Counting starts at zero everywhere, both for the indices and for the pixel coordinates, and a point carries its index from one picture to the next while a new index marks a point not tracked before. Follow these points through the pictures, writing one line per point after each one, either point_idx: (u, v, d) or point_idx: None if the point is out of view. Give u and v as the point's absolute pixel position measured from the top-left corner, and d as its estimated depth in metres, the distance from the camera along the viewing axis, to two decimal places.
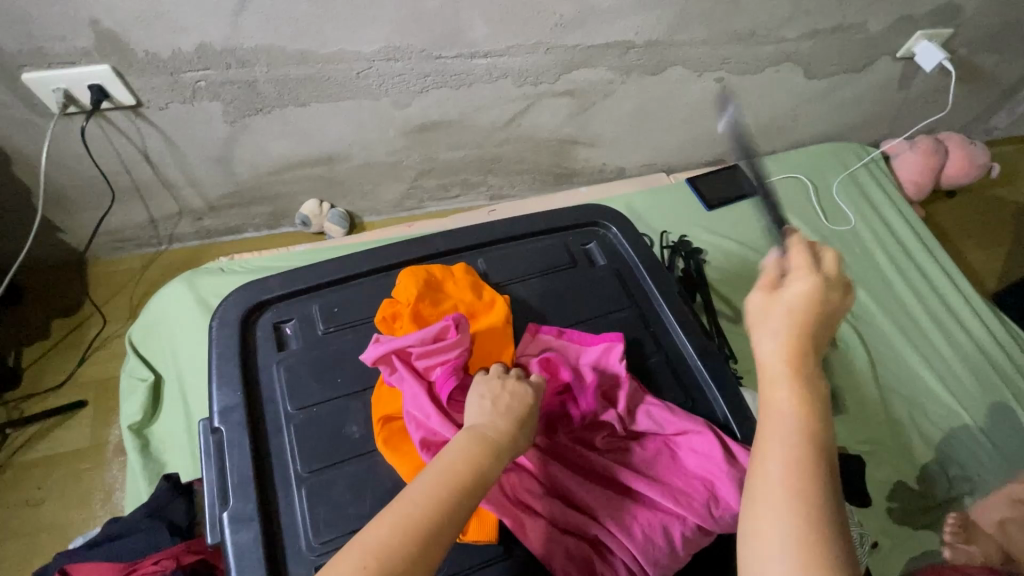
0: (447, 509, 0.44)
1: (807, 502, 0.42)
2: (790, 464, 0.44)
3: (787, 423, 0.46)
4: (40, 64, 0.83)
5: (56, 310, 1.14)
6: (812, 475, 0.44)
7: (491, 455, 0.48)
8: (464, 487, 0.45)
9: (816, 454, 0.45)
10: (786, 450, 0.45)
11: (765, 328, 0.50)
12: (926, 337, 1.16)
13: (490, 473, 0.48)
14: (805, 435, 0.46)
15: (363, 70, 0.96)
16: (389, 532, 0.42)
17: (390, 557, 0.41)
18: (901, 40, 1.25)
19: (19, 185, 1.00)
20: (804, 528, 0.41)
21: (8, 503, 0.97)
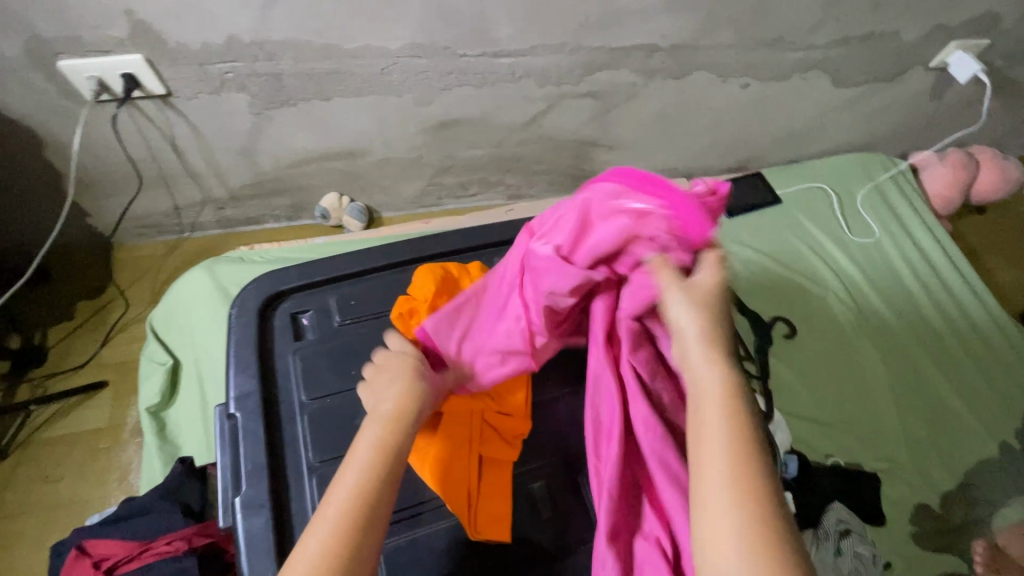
0: (370, 489, 0.48)
1: (744, 459, 0.45)
2: (720, 417, 0.48)
3: (710, 392, 0.49)
4: (75, 52, 0.85)
5: (80, 292, 1.16)
6: (744, 433, 0.47)
7: (395, 428, 0.53)
8: (385, 467, 0.50)
9: (742, 415, 0.48)
10: (718, 416, 0.48)
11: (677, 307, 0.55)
12: (948, 355, 1.13)
13: (398, 443, 0.52)
14: (729, 400, 0.49)
15: (387, 66, 0.97)
16: (329, 531, 0.45)
17: (338, 549, 0.44)
18: (935, 50, 1.22)
19: (50, 169, 1.02)
20: (742, 483, 0.43)
21: (29, 479, 1.00)
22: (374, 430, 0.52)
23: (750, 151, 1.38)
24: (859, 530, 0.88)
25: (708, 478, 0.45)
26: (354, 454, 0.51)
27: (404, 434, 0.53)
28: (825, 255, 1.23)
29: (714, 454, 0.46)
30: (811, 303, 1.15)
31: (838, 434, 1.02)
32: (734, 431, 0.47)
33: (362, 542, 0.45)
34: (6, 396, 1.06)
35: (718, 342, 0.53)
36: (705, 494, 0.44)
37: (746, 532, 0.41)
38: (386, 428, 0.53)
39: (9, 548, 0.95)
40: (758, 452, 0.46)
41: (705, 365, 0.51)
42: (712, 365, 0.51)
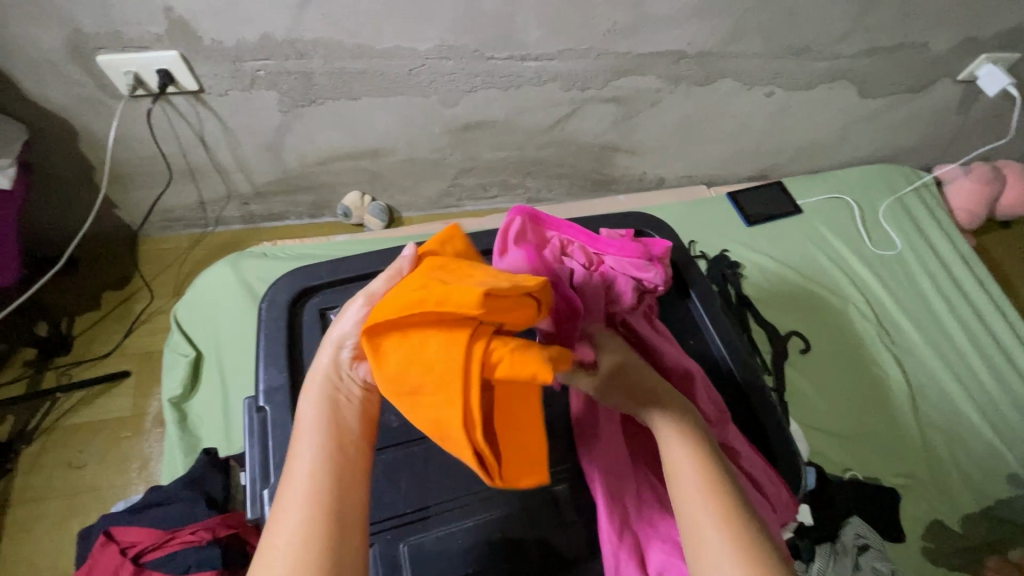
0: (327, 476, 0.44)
1: (722, 495, 0.47)
2: (685, 450, 0.51)
3: (666, 422, 0.53)
4: (114, 47, 0.87)
5: (107, 283, 1.18)
6: (716, 468, 0.50)
7: (337, 401, 0.49)
8: (340, 448, 0.46)
9: (709, 451, 0.51)
10: (684, 459, 0.50)
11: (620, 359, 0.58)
12: (970, 371, 1.12)
13: (343, 418, 0.48)
14: (694, 438, 0.52)
15: (415, 67, 0.98)
16: (298, 521, 0.42)
17: (313, 538, 0.41)
18: (964, 63, 1.20)
19: (84, 161, 1.05)
20: (722, 509, 0.46)
21: (54, 464, 1.02)
22: (310, 406, 0.48)
23: (772, 160, 1.37)
24: (878, 546, 0.86)
25: (693, 521, 0.47)
26: (298, 437, 0.47)
27: (343, 411, 0.48)
28: (846, 267, 1.22)
29: (694, 497, 0.47)
30: (832, 314, 1.14)
31: (857, 448, 1.01)
32: (706, 467, 0.49)
33: (335, 530, 0.42)
34: (33, 382, 1.08)
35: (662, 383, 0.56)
36: (696, 541, 0.46)
37: (740, 557, 0.44)
38: (324, 403, 0.48)
39: (33, 531, 0.97)
40: (731, 484, 0.49)
41: (658, 408, 0.54)
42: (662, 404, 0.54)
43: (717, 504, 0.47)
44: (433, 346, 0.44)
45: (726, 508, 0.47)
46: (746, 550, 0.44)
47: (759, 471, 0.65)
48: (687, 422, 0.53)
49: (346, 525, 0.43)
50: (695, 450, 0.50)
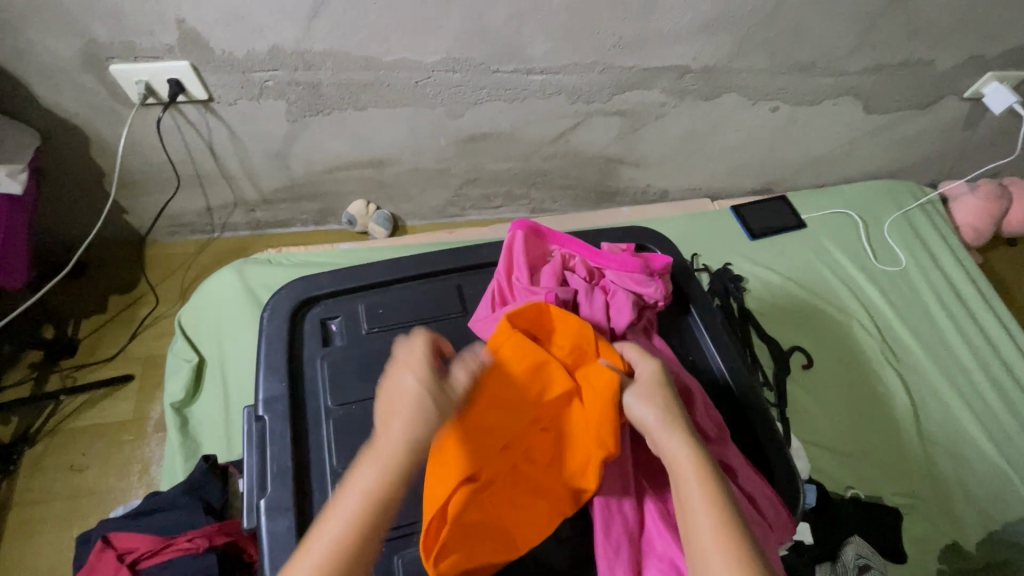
0: (350, 551, 0.44)
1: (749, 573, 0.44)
2: (692, 477, 0.50)
3: (671, 445, 0.53)
4: (127, 57, 0.89)
5: (114, 287, 1.20)
6: (745, 542, 0.46)
7: (395, 473, 0.47)
8: (369, 525, 0.45)
9: (739, 522, 0.47)
10: (708, 533, 0.46)
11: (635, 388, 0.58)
12: (976, 390, 1.11)
13: (389, 498, 0.46)
14: (725, 509, 0.48)
15: (422, 79, 0.99)
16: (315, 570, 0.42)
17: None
18: (970, 80, 1.20)
19: (94, 167, 1.06)
20: (727, 539, 0.46)
21: (55, 467, 1.02)
22: (370, 473, 0.46)
23: (777, 174, 1.38)
24: (880, 567, 0.83)
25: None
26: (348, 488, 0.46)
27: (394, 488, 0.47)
28: (850, 283, 1.21)
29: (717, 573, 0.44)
30: (835, 331, 1.14)
31: (859, 466, 1.00)
32: (731, 539, 0.46)
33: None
34: (37, 384, 1.10)
35: (672, 411, 0.56)
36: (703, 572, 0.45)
37: None
38: (383, 473, 0.47)
39: (33, 534, 0.97)
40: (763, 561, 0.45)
41: (689, 476, 0.50)
42: (671, 434, 0.54)
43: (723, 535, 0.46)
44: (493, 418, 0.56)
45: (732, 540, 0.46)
46: None
47: (756, 489, 0.65)
48: (695, 448, 0.53)
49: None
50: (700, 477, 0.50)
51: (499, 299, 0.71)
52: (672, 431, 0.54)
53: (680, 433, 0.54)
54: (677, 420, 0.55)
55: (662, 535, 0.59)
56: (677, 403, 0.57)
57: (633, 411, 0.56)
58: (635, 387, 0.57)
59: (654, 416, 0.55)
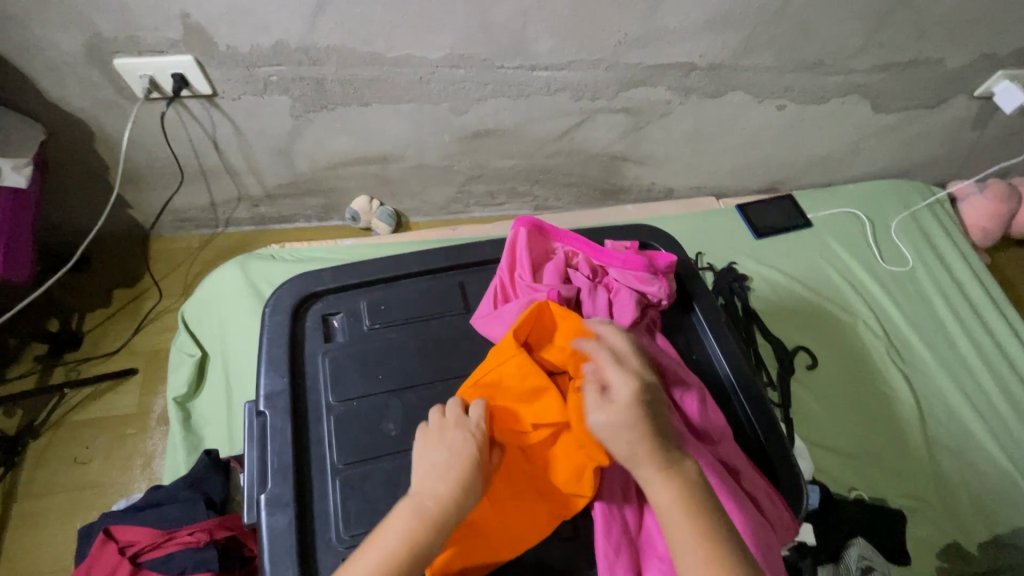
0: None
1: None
2: (680, 515, 0.51)
3: (653, 480, 0.52)
4: (131, 51, 0.89)
5: (118, 281, 1.20)
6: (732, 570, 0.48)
7: (426, 526, 0.50)
8: (400, 572, 0.48)
9: (728, 551, 0.49)
10: (697, 565, 0.48)
11: (609, 420, 0.53)
12: (982, 393, 1.09)
13: (420, 549, 0.49)
14: (712, 541, 0.49)
15: (426, 75, 0.99)
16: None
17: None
18: (980, 79, 1.19)
19: (98, 161, 1.06)
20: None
21: (59, 460, 1.03)
22: (402, 522, 0.50)
23: (783, 173, 1.36)
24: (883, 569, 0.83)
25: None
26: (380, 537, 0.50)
27: (426, 543, 0.50)
28: (856, 283, 1.20)
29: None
30: (840, 332, 1.13)
31: (863, 468, 0.99)
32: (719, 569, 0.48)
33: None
34: (42, 377, 1.10)
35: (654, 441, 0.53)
36: None
37: None
38: (417, 525, 0.50)
39: (37, 525, 0.98)
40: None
41: (675, 510, 0.51)
42: (653, 468, 0.52)
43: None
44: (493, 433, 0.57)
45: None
46: None
47: (758, 489, 0.64)
48: (677, 481, 0.52)
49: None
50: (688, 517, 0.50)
51: (502, 295, 0.70)
52: (652, 466, 0.52)
53: (661, 463, 0.53)
54: (652, 448, 0.53)
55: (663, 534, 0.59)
56: (655, 425, 0.54)
57: (607, 442, 0.53)
58: (604, 416, 0.53)
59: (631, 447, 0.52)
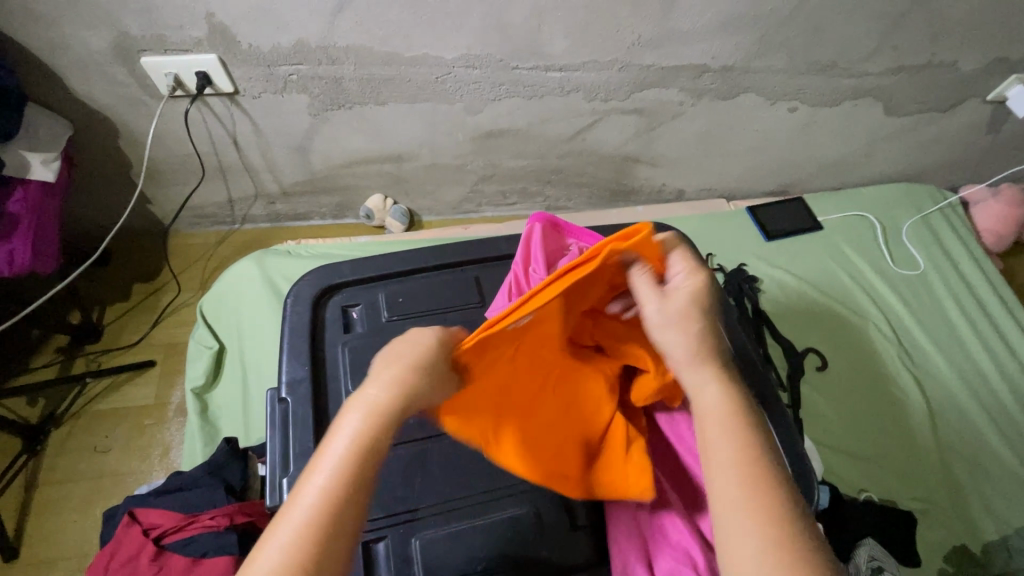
0: (344, 487, 0.43)
1: (770, 514, 0.44)
2: (721, 407, 0.51)
3: (705, 373, 0.53)
4: (157, 50, 0.91)
5: (137, 275, 1.23)
6: (766, 483, 0.46)
7: (381, 424, 0.46)
8: (360, 469, 0.44)
9: (764, 464, 0.47)
10: (730, 456, 0.47)
11: (670, 310, 0.55)
12: (994, 396, 1.09)
13: (377, 443, 0.46)
14: (745, 452, 0.47)
15: (442, 75, 1.00)
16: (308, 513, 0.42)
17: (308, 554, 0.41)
18: (993, 83, 1.19)
19: (121, 157, 1.09)
20: (749, 473, 0.46)
21: (79, 448, 1.05)
22: (353, 420, 0.46)
23: (794, 175, 1.37)
24: (893, 569, 0.81)
25: (727, 533, 0.44)
26: (331, 442, 0.46)
27: (382, 432, 0.46)
28: (867, 286, 1.20)
29: (729, 511, 0.45)
30: (851, 333, 1.13)
31: (872, 469, 0.99)
32: (750, 479, 0.46)
33: (327, 553, 0.41)
34: (64, 368, 1.13)
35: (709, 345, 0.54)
36: (723, 499, 0.46)
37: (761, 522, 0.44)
38: (369, 420, 0.46)
39: (58, 512, 1.00)
40: (788, 496, 0.45)
41: (715, 413, 0.50)
42: (707, 367, 0.53)
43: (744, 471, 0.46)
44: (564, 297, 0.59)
45: (758, 475, 0.46)
46: (771, 522, 0.44)
47: None
48: (728, 380, 0.53)
49: (336, 552, 0.42)
50: (732, 411, 0.50)
51: (515, 288, 0.71)
52: (704, 362, 0.53)
53: (708, 367, 0.53)
54: (710, 346, 0.54)
55: (676, 524, 0.61)
56: (709, 330, 0.55)
57: (659, 334, 0.55)
58: (662, 306, 0.55)
59: (683, 344, 0.53)
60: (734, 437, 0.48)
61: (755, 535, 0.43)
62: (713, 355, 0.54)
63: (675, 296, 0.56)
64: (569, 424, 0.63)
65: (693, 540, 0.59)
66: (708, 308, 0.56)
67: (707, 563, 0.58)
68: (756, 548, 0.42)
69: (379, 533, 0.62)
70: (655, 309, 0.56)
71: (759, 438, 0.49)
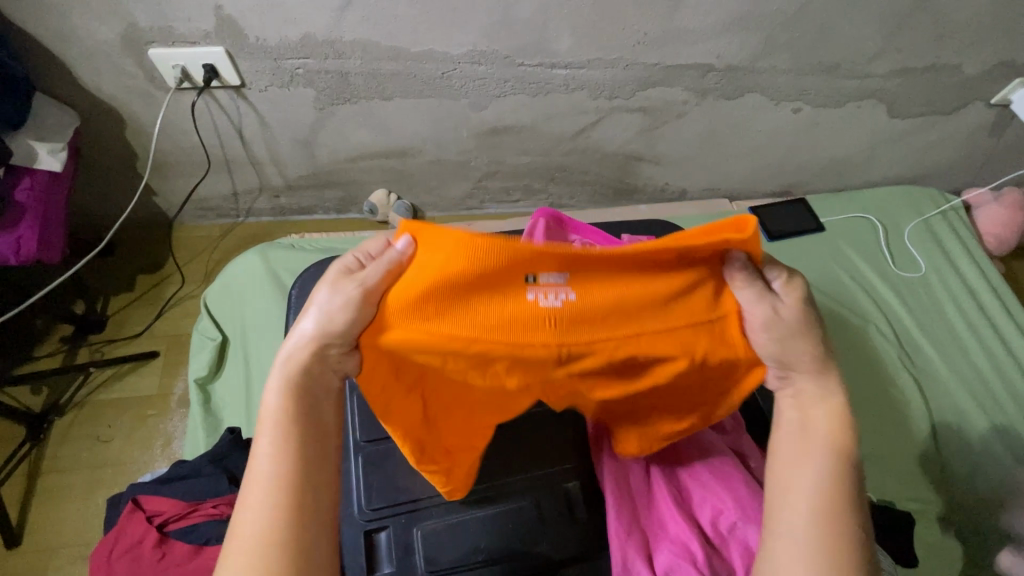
0: (292, 457, 0.48)
1: (830, 530, 0.47)
2: (813, 424, 0.52)
3: (801, 384, 0.54)
4: (165, 42, 0.92)
5: (142, 266, 1.23)
6: (841, 511, 0.48)
7: (304, 395, 0.51)
8: (295, 440, 0.49)
9: (842, 487, 0.49)
10: (806, 467, 0.50)
11: (789, 316, 0.52)
12: (994, 397, 1.09)
13: (303, 412, 0.50)
14: (827, 474, 0.50)
15: (448, 70, 1.01)
16: (267, 490, 0.47)
17: (274, 527, 0.46)
18: (997, 86, 1.19)
19: (128, 149, 1.10)
20: (823, 489, 0.49)
21: (82, 437, 1.06)
22: (277, 393, 0.50)
23: (796, 177, 1.37)
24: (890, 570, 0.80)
25: (783, 534, 0.48)
26: (264, 424, 0.49)
27: (309, 400, 0.51)
28: (869, 287, 1.21)
29: (789, 514, 0.49)
30: (851, 333, 1.14)
31: (871, 470, 1.00)
32: (825, 511, 0.48)
33: (296, 518, 0.47)
34: (67, 358, 1.13)
35: (818, 361, 0.53)
36: (783, 499, 0.50)
37: (817, 535, 0.47)
38: (287, 393, 0.50)
39: (60, 500, 1.01)
40: (852, 528, 0.48)
41: (805, 427, 0.53)
42: (812, 386, 0.53)
43: (817, 488, 0.49)
44: (604, 292, 0.51)
45: (827, 494, 0.49)
46: (825, 535, 0.47)
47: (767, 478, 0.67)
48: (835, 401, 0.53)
49: (305, 515, 0.47)
50: (823, 428, 0.52)
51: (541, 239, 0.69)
52: (807, 375, 0.53)
53: (811, 384, 0.53)
54: (819, 371, 0.53)
55: (674, 518, 0.62)
56: (819, 344, 0.53)
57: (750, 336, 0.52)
58: (755, 314, 0.52)
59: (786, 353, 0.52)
60: (816, 454, 0.51)
61: (811, 543, 0.47)
62: (818, 369, 0.53)
63: (778, 311, 0.52)
64: (480, 417, 0.59)
65: (691, 533, 0.61)
66: (812, 329, 0.53)
67: (705, 558, 0.59)
68: (808, 555, 0.47)
69: (381, 522, 0.64)
70: (755, 321, 0.52)
71: (847, 467, 0.51)
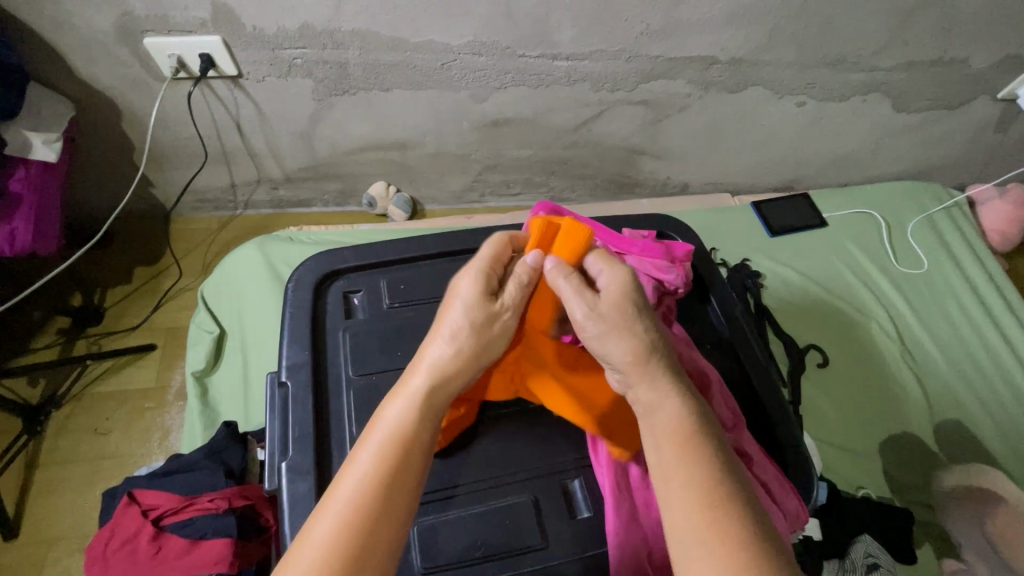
0: (394, 467, 0.44)
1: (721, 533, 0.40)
2: (663, 422, 0.47)
3: (642, 385, 0.50)
4: (160, 30, 0.90)
5: (140, 258, 1.23)
6: (725, 504, 0.41)
7: (421, 414, 0.48)
8: (398, 456, 0.45)
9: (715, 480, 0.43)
10: (672, 472, 0.44)
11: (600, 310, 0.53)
12: (994, 394, 1.09)
13: (415, 430, 0.47)
14: (692, 469, 0.43)
15: (448, 61, 0.99)
16: (353, 501, 0.42)
17: (349, 552, 0.40)
18: (1005, 80, 1.17)
19: (124, 139, 1.08)
20: (696, 492, 0.42)
21: (80, 430, 1.06)
22: (400, 406, 0.48)
23: (800, 171, 1.36)
24: (889, 567, 0.82)
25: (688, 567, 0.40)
26: (373, 432, 0.46)
27: (428, 421, 0.48)
28: (871, 283, 1.20)
29: (681, 536, 0.41)
30: (853, 329, 1.13)
31: (871, 467, 0.99)
32: (704, 511, 0.41)
33: (376, 544, 0.41)
34: (65, 350, 1.13)
35: (646, 357, 0.51)
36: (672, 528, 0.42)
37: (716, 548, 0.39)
38: (414, 408, 0.48)
39: (57, 492, 1.01)
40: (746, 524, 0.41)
41: (661, 427, 0.47)
42: (650, 383, 0.50)
43: (685, 493, 0.42)
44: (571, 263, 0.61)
45: (698, 492, 0.42)
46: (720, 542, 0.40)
47: (770, 476, 0.65)
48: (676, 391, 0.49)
49: (385, 543, 0.41)
50: (672, 422, 0.47)
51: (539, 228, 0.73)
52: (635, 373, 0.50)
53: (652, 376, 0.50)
54: (653, 357, 0.51)
55: None
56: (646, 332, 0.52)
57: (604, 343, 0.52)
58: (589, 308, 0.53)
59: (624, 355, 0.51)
60: (675, 453, 0.45)
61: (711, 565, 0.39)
62: (649, 362, 0.51)
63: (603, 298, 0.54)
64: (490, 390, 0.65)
65: None
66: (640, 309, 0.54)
67: None
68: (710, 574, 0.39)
69: None
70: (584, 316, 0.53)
71: (711, 452, 0.45)
